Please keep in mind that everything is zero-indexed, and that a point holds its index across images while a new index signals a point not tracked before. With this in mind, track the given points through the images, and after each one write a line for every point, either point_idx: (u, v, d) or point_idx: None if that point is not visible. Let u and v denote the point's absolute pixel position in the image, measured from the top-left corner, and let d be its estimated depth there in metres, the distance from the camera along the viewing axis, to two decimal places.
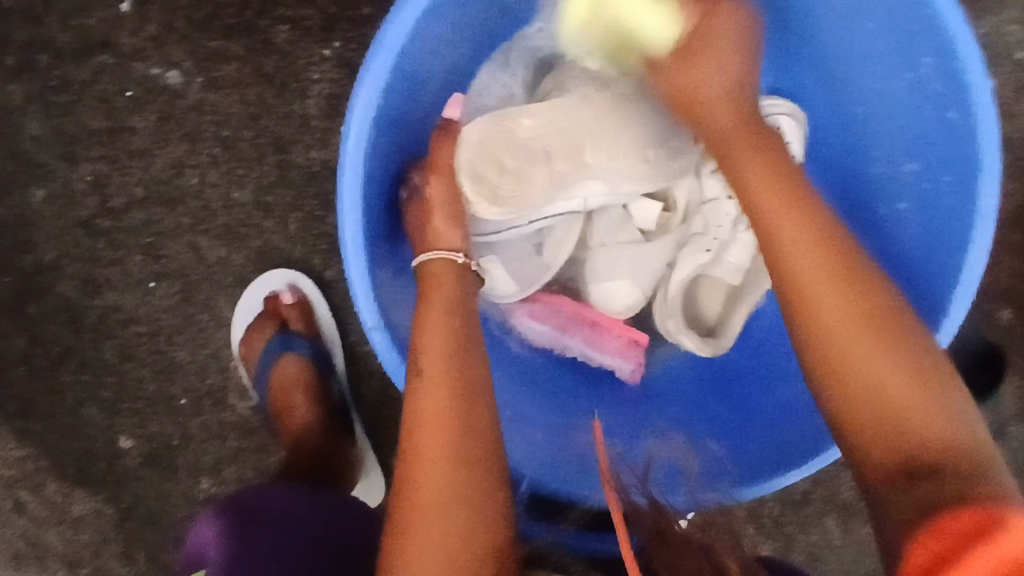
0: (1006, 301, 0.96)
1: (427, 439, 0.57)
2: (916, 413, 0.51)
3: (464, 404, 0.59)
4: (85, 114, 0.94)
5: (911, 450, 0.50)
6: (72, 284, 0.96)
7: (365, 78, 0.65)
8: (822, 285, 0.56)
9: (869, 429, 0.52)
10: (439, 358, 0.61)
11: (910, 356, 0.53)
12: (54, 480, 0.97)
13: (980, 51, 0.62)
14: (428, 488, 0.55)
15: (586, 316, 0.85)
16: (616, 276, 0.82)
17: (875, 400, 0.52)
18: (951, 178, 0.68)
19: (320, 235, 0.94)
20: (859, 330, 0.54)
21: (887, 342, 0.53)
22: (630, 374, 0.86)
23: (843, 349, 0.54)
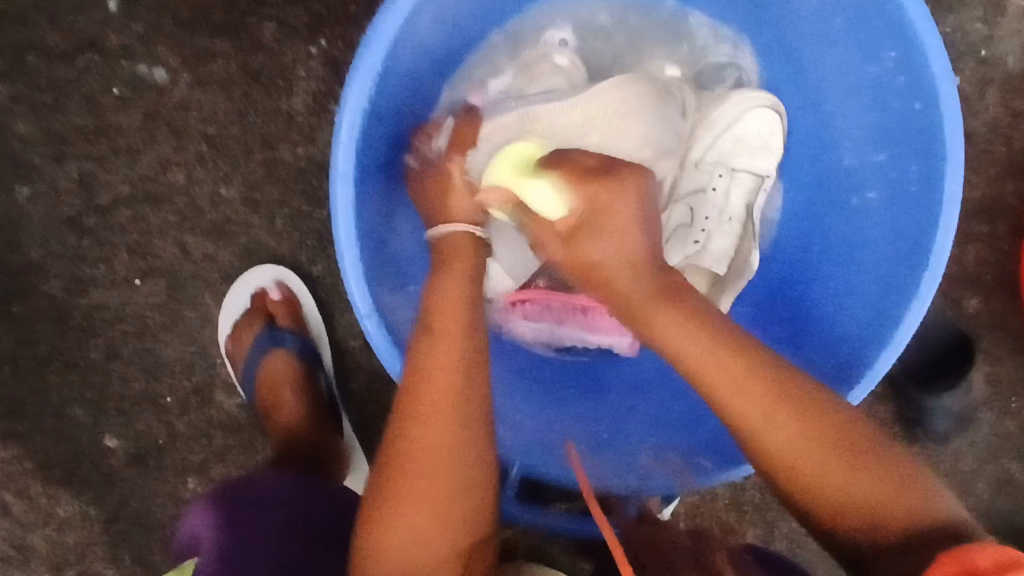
0: (973, 291, 1.01)
1: (432, 388, 0.59)
2: (882, 503, 0.58)
3: (473, 354, 0.62)
4: (71, 112, 0.94)
5: (883, 533, 0.57)
6: (57, 283, 0.96)
7: (357, 70, 0.66)
8: (764, 410, 0.60)
9: (824, 496, 0.59)
10: (455, 309, 0.63)
11: (869, 463, 0.59)
12: (40, 482, 0.98)
13: (943, 41, 0.64)
14: (427, 446, 0.58)
15: (574, 304, 0.83)
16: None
17: (843, 501, 0.58)
18: (916, 167, 0.70)
19: (307, 231, 0.95)
20: (810, 448, 0.59)
21: (843, 457, 0.59)
22: (625, 352, 0.85)
23: (780, 448, 0.60)
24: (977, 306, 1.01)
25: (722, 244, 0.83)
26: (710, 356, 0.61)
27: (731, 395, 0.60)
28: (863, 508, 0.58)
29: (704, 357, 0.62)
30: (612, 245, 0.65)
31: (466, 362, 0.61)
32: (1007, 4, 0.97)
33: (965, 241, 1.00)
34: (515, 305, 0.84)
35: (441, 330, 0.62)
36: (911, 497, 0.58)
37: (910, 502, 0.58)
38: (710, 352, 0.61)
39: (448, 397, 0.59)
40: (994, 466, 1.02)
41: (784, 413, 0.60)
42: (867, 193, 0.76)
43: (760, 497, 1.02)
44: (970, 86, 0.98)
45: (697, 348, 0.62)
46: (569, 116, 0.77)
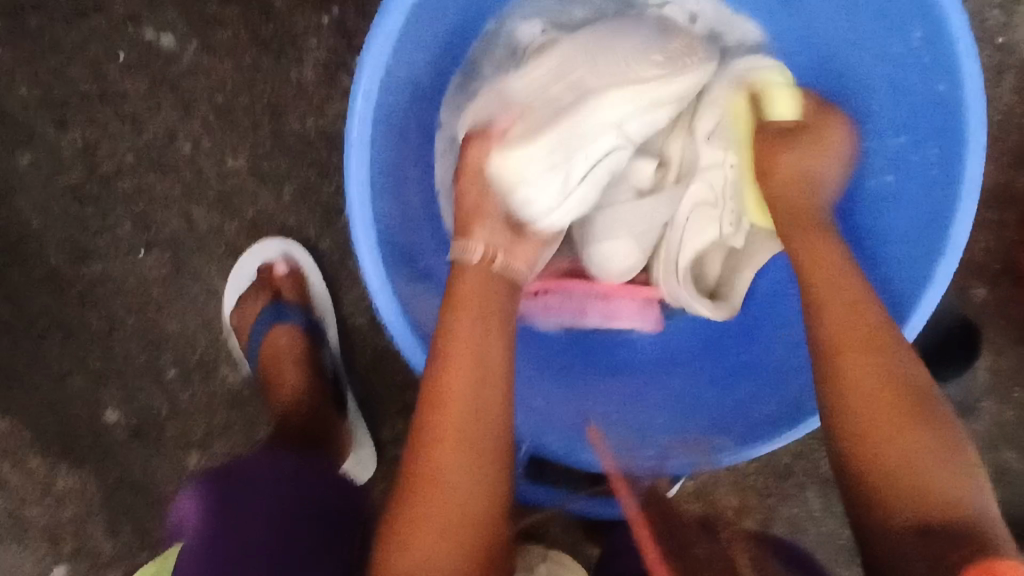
0: (980, 280, 1.01)
1: (450, 420, 0.58)
2: (939, 473, 0.54)
3: (484, 376, 0.61)
4: (75, 77, 0.92)
5: (930, 514, 0.52)
6: (59, 251, 0.94)
7: (374, 41, 0.65)
8: (856, 354, 0.60)
9: (889, 477, 0.55)
10: (466, 337, 0.63)
11: (935, 439, 0.56)
12: (38, 453, 0.97)
13: (970, 23, 0.63)
14: (446, 483, 0.56)
15: (600, 290, 0.84)
16: (618, 238, 0.81)
17: (906, 474, 0.55)
18: (937, 149, 0.69)
19: (315, 205, 0.93)
20: (892, 402, 0.57)
21: (920, 421, 0.57)
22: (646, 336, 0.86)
23: (873, 404, 0.58)
24: (983, 295, 1.01)
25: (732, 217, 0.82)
26: (854, 347, 0.60)
27: (860, 407, 0.58)
28: (918, 495, 0.53)
29: (855, 376, 0.59)
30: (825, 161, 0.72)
31: (473, 388, 0.60)
32: None
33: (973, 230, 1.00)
34: (535, 294, 0.83)
35: (453, 360, 0.61)
36: (961, 492, 0.53)
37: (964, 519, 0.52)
38: (855, 361, 0.59)
39: (460, 435, 0.58)
40: (992, 455, 1.03)
41: (876, 375, 0.59)
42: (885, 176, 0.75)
43: (761, 482, 1.04)
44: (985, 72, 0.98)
45: (852, 370, 0.59)
46: (534, 82, 0.75)
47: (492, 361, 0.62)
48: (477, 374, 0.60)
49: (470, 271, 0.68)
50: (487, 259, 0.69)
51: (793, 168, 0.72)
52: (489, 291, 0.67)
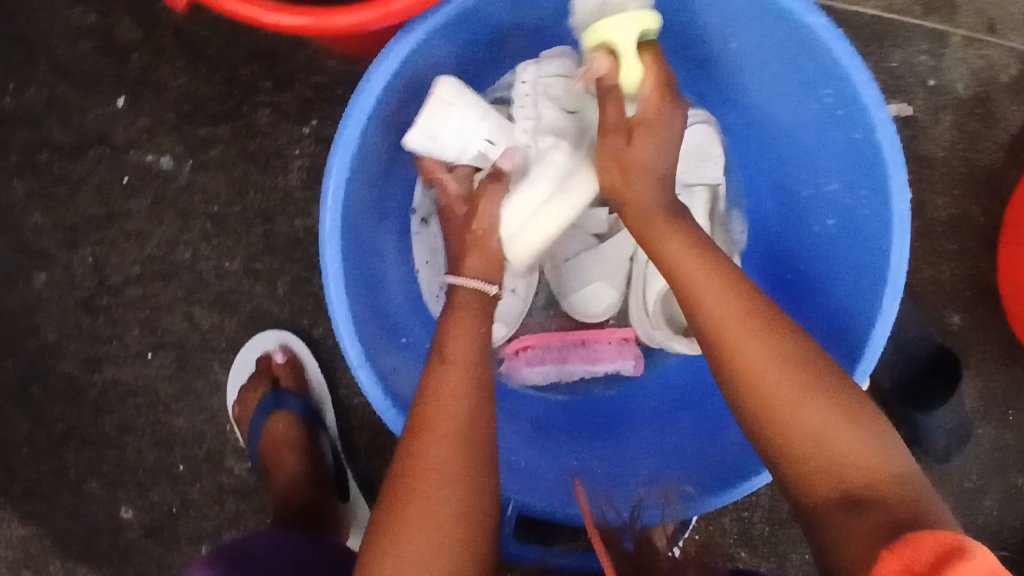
0: (952, 308, 1.03)
1: (440, 420, 0.61)
2: (853, 450, 0.57)
3: (476, 386, 0.64)
4: (85, 201, 1.02)
5: (852, 484, 0.56)
6: (74, 361, 1.01)
7: (338, 145, 0.70)
8: (747, 342, 0.61)
9: (819, 467, 0.57)
10: (465, 351, 0.66)
11: (840, 411, 0.58)
12: (58, 558, 1.01)
13: (873, 77, 0.69)
14: (431, 472, 0.59)
15: (575, 337, 0.90)
16: (588, 283, 0.89)
17: (823, 454, 0.57)
18: (867, 191, 0.74)
19: (307, 297, 1.00)
20: (796, 382, 0.59)
21: (825, 397, 0.59)
22: (632, 374, 0.90)
23: (773, 393, 0.59)
24: (958, 322, 1.03)
25: None
26: (749, 330, 0.62)
27: (788, 408, 0.59)
28: (838, 476, 0.56)
29: (776, 383, 0.59)
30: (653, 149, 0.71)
31: (468, 395, 0.63)
32: (950, 35, 1.03)
33: (938, 260, 1.03)
34: (517, 352, 0.89)
35: (452, 362, 0.65)
36: (885, 468, 0.56)
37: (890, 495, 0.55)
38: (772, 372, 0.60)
39: (451, 455, 0.59)
40: (995, 480, 1.03)
41: (775, 360, 0.60)
42: (827, 219, 0.81)
43: (768, 529, 1.03)
44: (923, 111, 1.03)
45: (774, 377, 0.59)
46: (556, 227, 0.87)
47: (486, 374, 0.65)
48: (470, 383, 0.64)
49: (467, 300, 0.70)
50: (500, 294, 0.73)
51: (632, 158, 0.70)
52: (478, 309, 0.70)
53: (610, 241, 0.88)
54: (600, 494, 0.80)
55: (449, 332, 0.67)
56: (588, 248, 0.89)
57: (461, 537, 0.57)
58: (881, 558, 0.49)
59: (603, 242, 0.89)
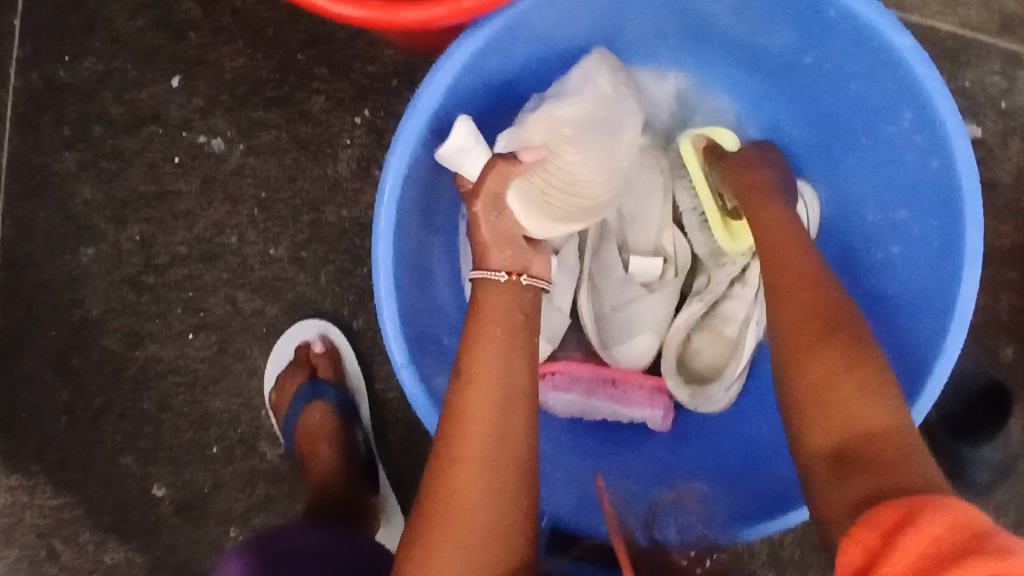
0: (1008, 340, 1.00)
1: (468, 432, 0.59)
2: (859, 413, 0.56)
3: (500, 399, 0.61)
4: (135, 178, 1.02)
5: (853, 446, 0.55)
6: (116, 337, 1.02)
7: (397, 146, 0.70)
8: (783, 292, 0.65)
9: (823, 426, 0.57)
10: (489, 359, 0.62)
11: (851, 369, 0.57)
12: (89, 529, 1.02)
13: (956, 106, 0.68)
14: (457, 493, 0.57)
15: (604, 375, 0.85)
16: (634, 334, 0.86)
17: (824, 413, 0.57)
18: (938, 222, 0.72)
19: (349, 289, 1.00)
20: (810, 337, 0.60)
21: (839, 355, 0.59)
22: (658, 425, 0.85)
23: (795, 344, 0.61)
24: (1012, 354, 1.00)
25: (733, 308, 0.86)
26: (791, 283, 0.65)
27: (799, 359, 0.60)
28: (840, 430, 0.56)
29: (794, 336, 0.62)
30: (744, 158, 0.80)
31: (492, 408, 0.60)
32: None
33: (996, 289, 1.00)
34: (544, 376, 0.85)
35: (475, 375, 0.62)
36: (892, 429, 0.55)
37: (890, 457, 0.53)
38: (788, 329, 0.62)
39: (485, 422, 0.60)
40: None
41: (804, 315, 0.62)
42: (891, 248, 0.78)
43: (798, 552, 1.01)
44: (991, 136, 0.99)
45: (795, 331, 0.62)
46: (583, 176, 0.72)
47: (516, 381, 0.62)
48: (495, 395, 0.61)
49: (494, 294, 0.66)
50: (514, 277, 0.66)
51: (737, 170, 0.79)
52: (510, 311, 0.65)
53: (657, 294, 0.86)
54: (626, 498, 0.82)
55: (472, 342, 0.64)
56: (634, 298, 0.86)
57: (492, 548, 0.57)
58: (849, 545, 0.49)
59: (651, 293, 0.86)
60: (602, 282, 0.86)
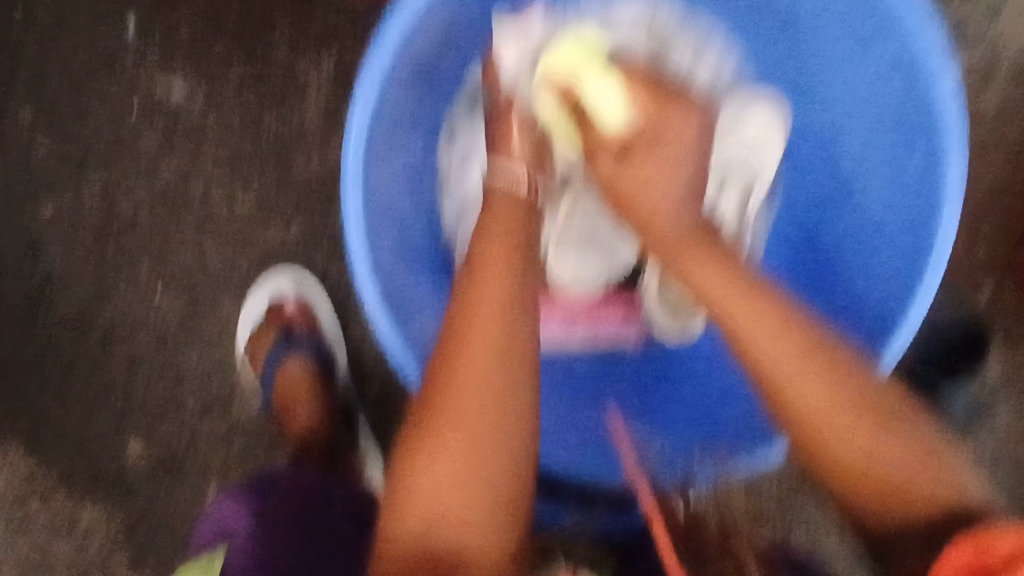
0: (987, 279, 1.00)
1: (469, 357, 0.60)
2: (891, 449, 0.59)
3: (503, 314, 0.62)
4: (93, 128, 0.98)
5: (895, 480, 0.59)
6: (81, 296, 0.99)
7: (363, 80, 0.67)
8: (757, 325, 0.62)
9: (864, 467, 0.59)
10: (492, 282, 0.64)
11: (853, 398, 0.60)
12: (62, 492, 1.00)
13: (933, 26, 0.66)
14: (462, 419, 0.58)
15: (579, 308, 0.88)
16: (590, 257, 0.87)
17: (860, 456, 0.59)
18: (918, 148, 0.71)
19: (321, 239, 0.97)
20: (799, 361, 0.61)
21: (836, 384, 0.60)
22: (634, 343, 0.89)
23: (784, 370, 0.61)
24: (991, 294, 1.00)
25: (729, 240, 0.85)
26: (751, 309, 0.63)
27: (805, 394, 0.60)
28: (880, 461, 0.59)
29: (788, 365, 0.61)
30: (659, 164, 0.70)
31: (495, 320, 0.62)
32: None
33: (975, 232, 1.00)
34: None
35: (474, 295, 0.63)
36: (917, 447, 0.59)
37: (925, 476, 0.58)
38: (766, 332, 0.62)
39: (485, 366, 0.59)
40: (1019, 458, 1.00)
41: (786, 348, 0.61)
42: (871, 182, 0.78)
43: (781, 495, 1.00)
44: (968, 73, 0.98)
45: (784, 359, 0.61)
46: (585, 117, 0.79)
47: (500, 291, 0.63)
48: (494, 312, 0.62)
49: (496, 236, 0.67)
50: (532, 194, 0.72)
51: (655, 217, 0.70)
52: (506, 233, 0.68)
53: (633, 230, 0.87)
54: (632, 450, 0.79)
55: (481, 257, 0.66)
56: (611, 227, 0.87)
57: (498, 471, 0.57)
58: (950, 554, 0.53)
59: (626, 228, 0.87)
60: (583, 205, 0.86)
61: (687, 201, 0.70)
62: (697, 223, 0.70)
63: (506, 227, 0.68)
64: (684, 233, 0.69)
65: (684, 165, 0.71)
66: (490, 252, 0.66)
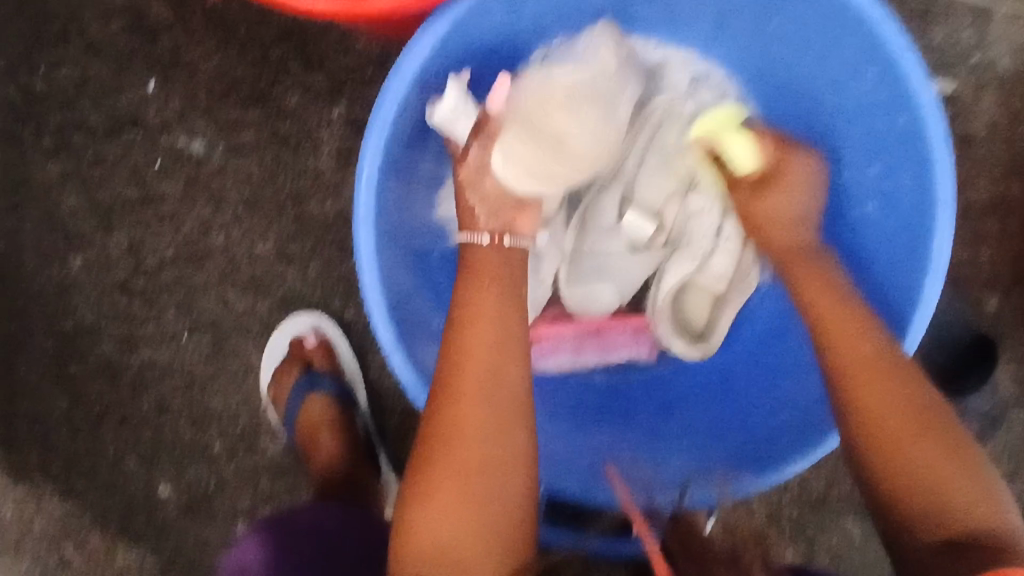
0: (989, 291, 1.01)
1: (465, 396, 0.63)
2: (945, 468, 0.58)
3: (495, 353, 0.65)
4: (118, 184, 1.02)
5: (945, 499, 0.57)
6: (110, 344, 1.03)
7: (372, 133, 0.70)
8: (839, 330, 0.68)
9: (917, 482, 0.58)
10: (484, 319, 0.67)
11: (917, 406, 0.61)
12: (97, 535, 1.03)
13: (919, 58, 0.68)
14: (460, 461, 0.60)
15: (588, 329, 0.89)
16: (602, 281, 0.87)
17: (920, 469, 0.58)
18: (909, 174, 0.73)
19: (338, 280, 1.01)
20: (873, 362, 0.64)
21: (903, 389, 0.62)
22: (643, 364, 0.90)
23: (858, 372, 0.64)
24: (995, 305, 1.01)
25: (721, 263, 0.86)
26: (843, 322, 0.68)
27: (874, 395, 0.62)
28: (933, 479, 0.58)
29: (861, 365, 0.65)
30: (775, 204, 0.76)
31: (487, 358, 0.64)
32: (992, 11, 0.99)
33: (976, 242, 1.01)
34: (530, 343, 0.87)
35: (468, 331, 0.66)
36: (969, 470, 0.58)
37: (972, 498, 0.57)
38: (856, 344, 0.66)
39: (476, 404, 0.62)
40: None
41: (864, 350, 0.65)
42: (866, 205, 0.80)
43: (798, 511, 1.01)
44: (961, 90, 1.00)
45: (860, 357, 0.65)
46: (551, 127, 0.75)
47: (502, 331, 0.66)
48: (486, 349, 0.65)
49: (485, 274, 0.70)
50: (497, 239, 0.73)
51: (766, 213, 0.77)
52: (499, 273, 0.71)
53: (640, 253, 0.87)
54: (646, 481, 0.80)
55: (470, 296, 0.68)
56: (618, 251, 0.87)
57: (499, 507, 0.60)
58: None
59: (634, 252, 0.87)
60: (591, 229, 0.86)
61: (799, 191, 0.76)
62: (800, 217, 0.77)
63: (489, 264, 0.72)
64: (788, 240, 0.76)
65: (791, 157, 0.76)
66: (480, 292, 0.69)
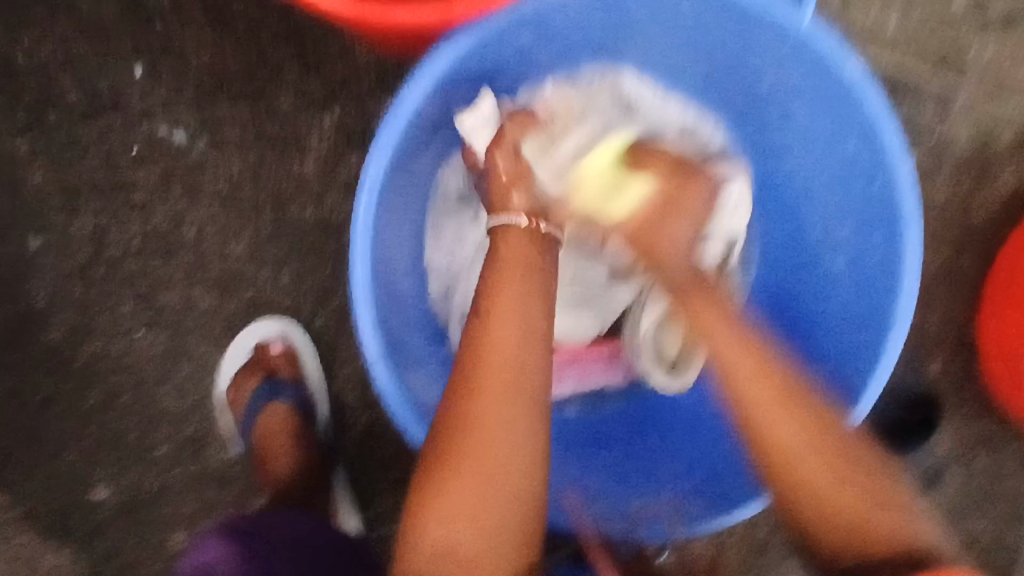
0: (937, 355, 1.06)
1: (487, 397, 0.63)
2: (861, 498, 0.63)
3: (519, 351, 0.65)
4: (88, 167, 0.99)
5: (863, 525, 0.62)
6: (60, 332, 0.98)
7: (377, 143, 0.70)
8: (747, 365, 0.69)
9: (833, 512, 0.63)
10: (508, 318, 0.67)
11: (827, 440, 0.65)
12: (25, 533, 0.98)
13: (898, 131, 0.73)
14: (478, 462, 0.61)
15: (565, 357, 0.91)
16: (581, 311, 0.90)
17: (834, 500, 0.63)
18: (878, 236, 0.78)
19: (310, 288, 0.99)
20: (776, 398, 0.67)
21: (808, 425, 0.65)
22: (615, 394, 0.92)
23: (760, 407, 0.67)
24: (940, 369, 1.06)
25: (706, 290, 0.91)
26: (744, 353, 0.69)
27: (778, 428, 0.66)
28: (851, 509, 0.62)
29: (761, 395, 0.67)
30: (671, 238, 0.77)
31: (509, 359, 0.65)
32: (957, 90, 1.04)
33: (929, 308, 1.06)
34: None
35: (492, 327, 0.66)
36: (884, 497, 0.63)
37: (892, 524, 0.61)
38: (754, 378, 0.68)
39: (501, 405, 0.62)
40: (961, 524, 1.07)
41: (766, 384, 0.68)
42: (837, 261, 0.84)
43: (744, 554, 1.03)
44: (925, 162, 1.04)
45: (760, 389, 0.67)
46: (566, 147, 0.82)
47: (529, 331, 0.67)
48: (511, 351, 0.65)
49: (514, 272, 0.70)
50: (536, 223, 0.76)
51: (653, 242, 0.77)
52: (527, 272, 0.71)
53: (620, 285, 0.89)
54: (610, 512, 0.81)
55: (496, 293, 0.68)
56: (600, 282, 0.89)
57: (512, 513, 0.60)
58: None
59: (613, 283, 0.90)
60: (576, 259, 0.89)
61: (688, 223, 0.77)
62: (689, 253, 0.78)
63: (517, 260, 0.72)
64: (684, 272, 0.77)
65: (683, 184, 0.78)
66: (506, 287, 0.69)
